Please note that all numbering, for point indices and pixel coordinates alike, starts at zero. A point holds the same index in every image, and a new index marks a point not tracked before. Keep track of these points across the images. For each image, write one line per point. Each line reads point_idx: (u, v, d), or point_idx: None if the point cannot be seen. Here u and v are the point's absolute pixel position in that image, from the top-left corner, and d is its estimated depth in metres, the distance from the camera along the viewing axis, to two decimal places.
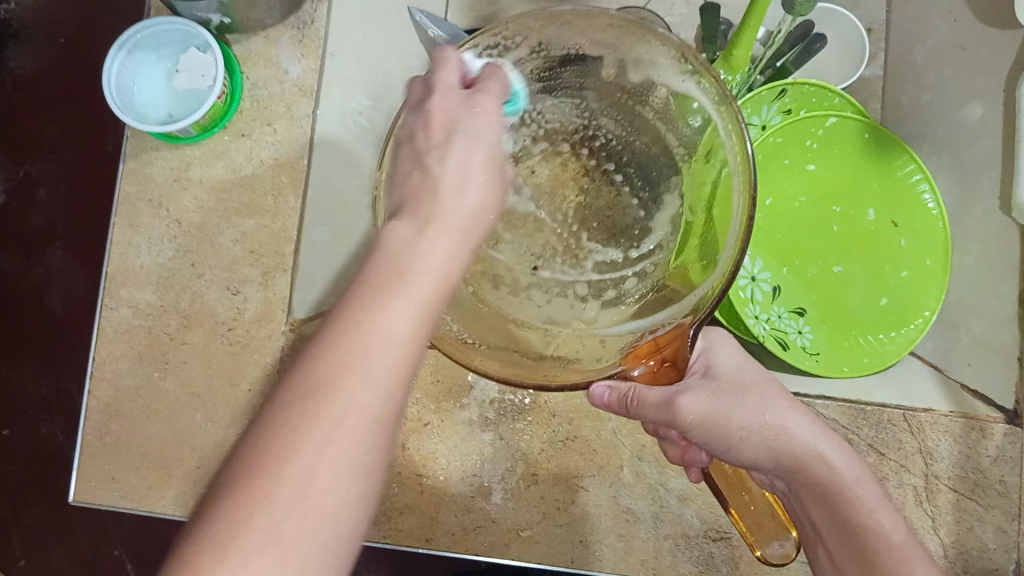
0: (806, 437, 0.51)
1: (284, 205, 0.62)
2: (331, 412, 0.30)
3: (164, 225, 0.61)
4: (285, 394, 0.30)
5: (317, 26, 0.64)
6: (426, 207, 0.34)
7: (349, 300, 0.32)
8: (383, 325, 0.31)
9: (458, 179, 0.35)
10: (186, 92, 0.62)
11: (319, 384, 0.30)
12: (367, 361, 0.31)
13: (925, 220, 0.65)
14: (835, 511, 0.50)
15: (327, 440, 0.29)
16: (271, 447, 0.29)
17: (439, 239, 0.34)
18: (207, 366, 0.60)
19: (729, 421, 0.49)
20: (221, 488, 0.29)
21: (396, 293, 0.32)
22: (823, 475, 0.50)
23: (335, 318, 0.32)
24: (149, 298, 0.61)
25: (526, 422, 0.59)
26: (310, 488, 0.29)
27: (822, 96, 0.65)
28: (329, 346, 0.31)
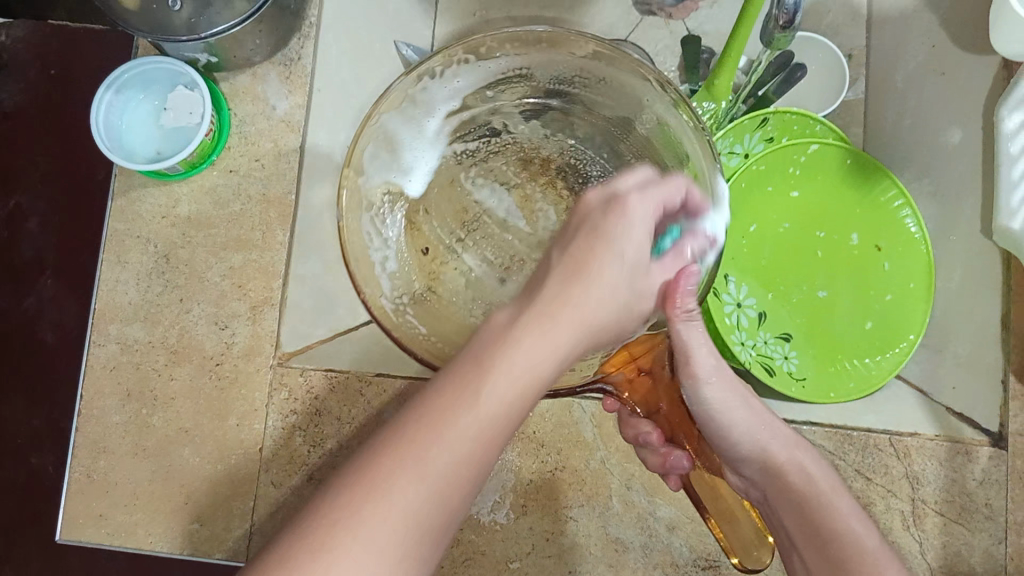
0: (789, 451, 0.50)
1: (272, 240, 0.62)
2: (462, 427, 0.34)
3: (152, 261, 0.62)
4: (428, 400, 0.35)
5: (304, 63, 0.65)
6: (532, 297, 0.38)
7: (454, 376, 0.35)
8: (471, 412, 0.34)
9: (568, 267, 0.38)
10: (176, 129, 0.62)
11: (460, 396, 0.34)
12: (509, 377, 0.35)
13: (907, 244, 0.65)
14: (812, 520, 0.48)
15: (449, 444, 0.34)
16: (365, 478, 0.33)
17: (541, 330, 0.36)
18: (196, 401, 0.60)
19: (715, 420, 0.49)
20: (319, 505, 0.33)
21: (529, 334, 0.36)
22: (801, 483, 0.49)
23: (444, 385, 0.35)
24: (138, 334, 0.61)
25: (515, 452, 0.60)
26: (379, 535, 0.32)
27: (805, 123, 0.66)
28: (475, 369, 0.35)
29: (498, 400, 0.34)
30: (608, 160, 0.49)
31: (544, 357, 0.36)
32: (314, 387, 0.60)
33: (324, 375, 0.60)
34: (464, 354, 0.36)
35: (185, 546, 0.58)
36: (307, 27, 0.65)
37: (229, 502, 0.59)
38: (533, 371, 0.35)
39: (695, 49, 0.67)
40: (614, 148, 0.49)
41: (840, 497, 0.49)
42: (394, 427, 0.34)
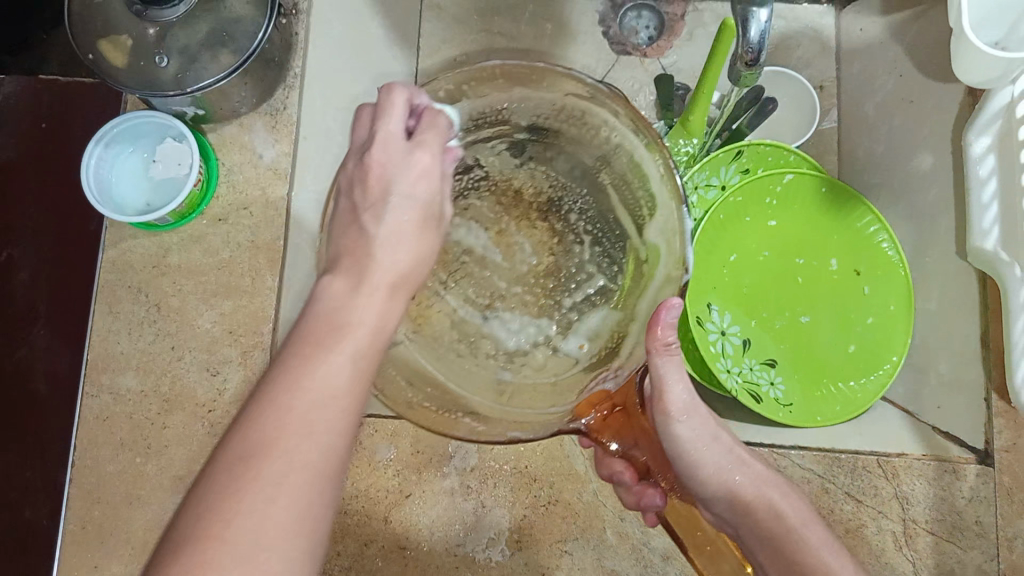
0: (755, 489, 0.51)
1: (262, 285, 0.63)
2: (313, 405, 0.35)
3: (143, 310, 0.63)
4: (281, 372, 0.36)
5: (290, 112, 0.66)
6: (352, 266, 0.40)
7: (305, 339, 0.37)
8: (338, 362, 0.37)
9: (387, 237, 0.40)
10: (166, 181, 0.64)
11: (312, 358, 0.37)
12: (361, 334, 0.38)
13: (885, 267, 0.67)
14: (782, 552, 0.49)
15: (317, 408, 0.35)
16: (255, 440, 0.34)
17: (365, 293, 0.39)
18: (189, 447, 0.60)
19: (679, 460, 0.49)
20: (211, 473, 0.34)
21: (368, 294, 0.39)
22: (772, 520, 0.51)
23: (298, 351, 0.37)
24: (130, 383, 0.62)
25: (508, 487, 0.60)
26: (279, 492, 0.33)
27: (779, 154, 0.68)
28: (319, 340, 0.37)
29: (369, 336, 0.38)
30: (590, 198, 0.48)
31: (388, 312, 0.39)
32: None
33: None
34: (305, 327, 0.38)
35: None
36: (292, 78, 0.67)
37: None
38: (399, 268, 0.40)
39: (669, 87, 0.69)
40: (596, 181, 0.48)
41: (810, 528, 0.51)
42: (255, 404, 0.35)
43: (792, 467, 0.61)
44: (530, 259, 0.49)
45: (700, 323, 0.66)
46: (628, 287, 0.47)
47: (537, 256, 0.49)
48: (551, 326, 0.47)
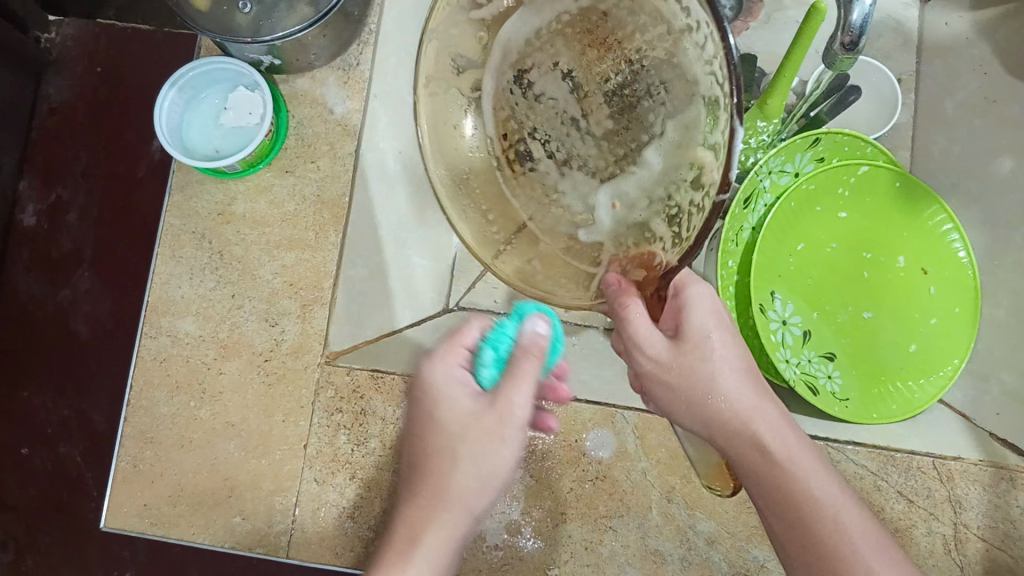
0: (733, 386, 0.46)
1: (324, 241, 0.63)
2: (444, 520, 0.39)
3: (206, 256, 0.63)
4: None
5: (362, 68, 0.66)
6: (411, 522, 0.39)
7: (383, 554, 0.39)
8: (430, 547, 0.38)
9: (413, 528, 0.39)
10: (235, 129, 0.63)
11: (423, 520, 0.39)
12: (465, 490, 0.39)
13: (953, 269, 0.66)
14: (756, 462, 0.46)
15: (440, 549, 0.38)
16: None
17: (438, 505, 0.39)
18: (244, 396, 0.61)
19: (687, 372, 0.46)
20: None
21: (467, 450, 0.39)
22: (748, 432, 0.46)
23: (400, 531, 0.39)
24: (189, 328, 0.62)
25: (555, 461, 0.60)
26: None
27: (857, 144, 0.66)
28: (436, 475, 0.40)
29: (495, 463, 0.39)
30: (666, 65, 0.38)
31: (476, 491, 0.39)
32: (359, 385, 0.61)
33: (370, 376, 0.61)
34: (392, 544, 0.39)
35: (226, 539, 0.59)
36: (366, 35, 0.66)
37: (271, 497, 0.59)
38: (482, 478, 0.39)
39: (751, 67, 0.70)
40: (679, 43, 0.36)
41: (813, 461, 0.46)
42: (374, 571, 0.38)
43: (845, 462, 0.61)
44: (606, 121, 0.42)
45: (763, 311, 0.65)
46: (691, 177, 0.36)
47: (612, 117, 0.42)
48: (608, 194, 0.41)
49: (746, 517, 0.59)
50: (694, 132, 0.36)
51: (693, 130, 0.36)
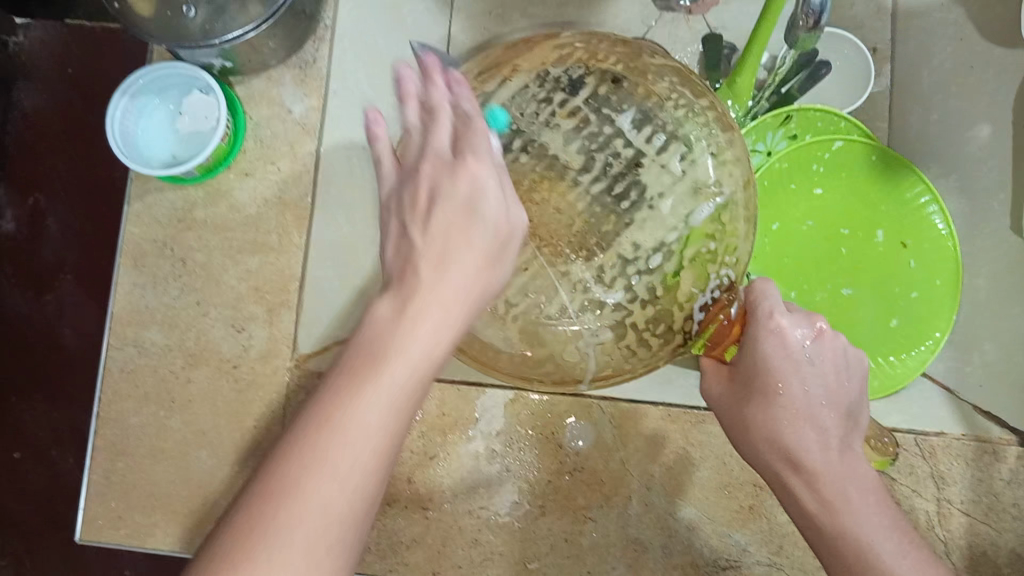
0: (803, 397, 0.48)
1: (289, 243, 0.62)
2: (353, 439, 0.33)
3: (169, 264, 0.62)
4: (319, 403, 0.34)
5: (320, 66, 0.65)
6: (410, 280, 0.35)
7: (330, 392, 0.34)
8: (395, 362, 0.34)
9: (394, 306, 0.35)
10: (191, 133, 0.62)
11: (309, 451, 0.33)
12: (381, 401, 0.34)
13: (933, 241, 0.65)
14: (797, 474, 0.48)
15: (336, 477, 0.33)
16: (314, 442, 0.33)
17: (428, 313, 0.35)
18: (213, 404, 0.60)
19: (766, 395, 0.48)
20: (299, 425, 0.34)
21: (379, 369, 0.34)
22: (791, 445, 0.47)
23: (333, 389, 0.34)
24: (155, 337, 0.61)
25: (533, 455, 0.59)
26: (326, 497, 0.32)
27: (828, 120, 0.66)
28: (352, 380, 0.34)
29: (420, 358, 0.34)
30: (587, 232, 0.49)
31: (442, 328, 0.35)
32: None
33: None
34: (337, 373, 0.34)
35: (203, 548, 0.58)
36: (322, 32, 0.66)
37: None
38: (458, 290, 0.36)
39: (716, 47, 0.70)
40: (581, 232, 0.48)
41: (847, 474, 0.47)
42: (304, 426, 0.33)
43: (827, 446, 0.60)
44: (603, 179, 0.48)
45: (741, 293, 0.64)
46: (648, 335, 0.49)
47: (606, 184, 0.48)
48: (672, 191, 0.48)
49: (728, 501, 0.58)
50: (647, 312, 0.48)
51: (639, 302, 0.48)
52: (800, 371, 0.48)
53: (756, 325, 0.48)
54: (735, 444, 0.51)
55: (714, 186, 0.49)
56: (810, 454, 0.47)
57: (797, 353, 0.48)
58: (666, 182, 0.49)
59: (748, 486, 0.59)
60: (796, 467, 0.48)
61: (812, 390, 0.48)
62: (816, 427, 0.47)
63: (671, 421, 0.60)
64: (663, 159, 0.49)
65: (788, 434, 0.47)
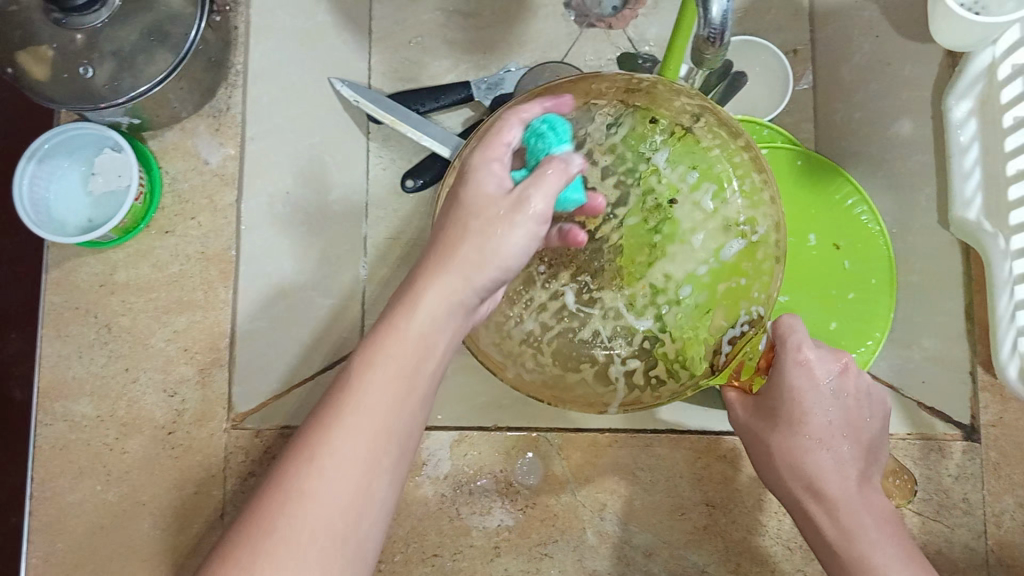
0: (824, 428, 0.53)
1: (215, 298, 0.60)
2: (342, 439, 0.37)
3: (94, 332, 0.60)
4: (312, 425, 0.38)
5: (234, 112, 0.63)
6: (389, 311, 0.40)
7: (321, 412, 0.39)
8: (375, 383, 0.39)
9: (388, 329, 0.39)
10: (105, 194, 0.60)
11: (303, 470, 0.37)
12: (441, 302, 0.40)
13: (865, 239, 0.65)
14: (817, 501, 0.52)
15: (332, 475, 0.37)
16: (305, 448, 0.37)
17: (407, 325, 0.40)
18: (151, 472, 0.59)
19: (792, 427, 0.53)
20: (298, 441, 0.38)
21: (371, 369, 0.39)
22: (812, 473, 0.52)
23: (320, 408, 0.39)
24: (85, 409, 0.59)
25: (483, 494, 0.59)
26: (324, 502, 0.36)
27: (753, 129, 0.65)
28: (339, 397, 0.38)
29: (411, 349, 0.39)
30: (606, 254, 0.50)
31: (423, 343, 0.40)
32: (270, 446, 0.59)
33: (280, 434, 0.59)
34: (322, 401, 0.39)
35: None
36: (233, 77, 0.63)
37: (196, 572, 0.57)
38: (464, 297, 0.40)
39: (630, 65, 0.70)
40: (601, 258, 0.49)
41: (864, 506, 0.51)
42: (296, 443, 0.38)
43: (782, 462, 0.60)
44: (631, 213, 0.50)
45: None
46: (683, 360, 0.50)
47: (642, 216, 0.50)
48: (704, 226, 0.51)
49: (682, 523, 0.58)
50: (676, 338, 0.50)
51: (670, 329, 0.50)
52: (821, 402, 0.53)
53: (784, 358, 0.53)
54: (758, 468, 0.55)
55: (745, 221, 0.51)
56: (829, 482, 0.52)
57: (822, 386, 0.53)
58: (698, 217, 0.51)
59: (701, 505, 0.58)
60: (818, 495, 0.52)
61: (833, 420, 0.53)
62: (834, 458, 0.53)
63: (618, 445, 0.60)
64: (701, 192, 0.51)
65: (812, 463, 0.52)
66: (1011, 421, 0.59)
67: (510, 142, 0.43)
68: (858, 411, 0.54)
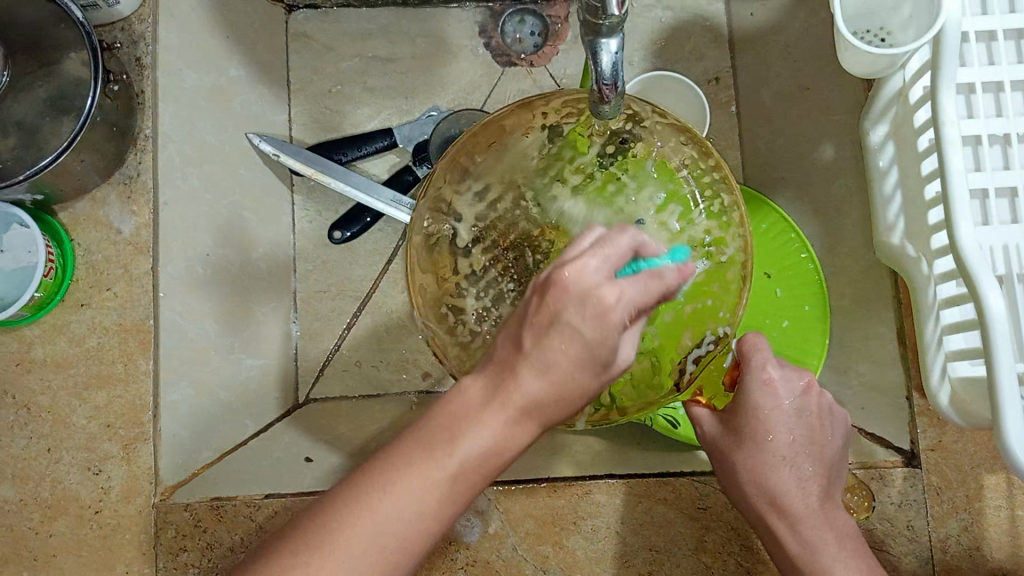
0: (789, 447, 0.56)
1: (135, 370, 0.58)
2: (463, 459, 0.38)
3: (12, 412, 0.58)
4: (383, 462, 0.39)
5: (144, 178, 0.60)
6: (492, 370, 0.39)
7: (393, 451, 0.39)
8: (459, 448, 0.38)
9: (489, 390, 0.38)
10: (15, 271, 0.58)
11: (361, 502, 0.38)
12: (568, 352, 0.37)
13: (795, 266, 0.66)
14: (781, 516, 0.55)
15: (387, 513, 0.38)
16: (367, 482, 0.38)
17: (504, 404, 0.38)
18: (79, 554, 0.57)
19: (759, 445, 0.56)
20: (365, 470, 0.39)
21: (502, 405, 0.38)
22: (775, 486, 0.55)
23: (392, 445, 0.39)
24: (7, 493, 0.57)
25: (423, 554, 0.57)
26: (379, 533, 0.38)
27: None
28: (424, 440, 0.39)
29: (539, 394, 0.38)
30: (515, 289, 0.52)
31: (509, 430, 0.38)
32: (200, 519, 0.57)
33: (210, 505, 0.58)
34: (401, 443, 0.39)
35: None
36: (142, 141, 0.60)
37: None
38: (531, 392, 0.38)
39: None
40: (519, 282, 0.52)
41: (825, 521, 0.54)
42: (363, 473, 0.39)
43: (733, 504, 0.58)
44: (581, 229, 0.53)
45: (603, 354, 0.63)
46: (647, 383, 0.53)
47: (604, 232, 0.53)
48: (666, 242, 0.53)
49: (624, 570, 0.57)
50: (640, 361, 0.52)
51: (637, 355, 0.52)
52: (784, 421, 0.57)
53: (751, 374, 0.57)
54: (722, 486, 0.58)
55: (711, 241, 0.54)
56: (793, 499, 0.55)
57: (787, 406, 0.57)
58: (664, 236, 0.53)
59: (643, 551, 0.57)
60: (781, 511, 0.55)
61: (797, 438, 0.57)
62: (797, 476, 0.56)
63: (557, 495, 0.58)
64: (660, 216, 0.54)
65: (774, 477, 0.56)
66: (951, 443, 0.58)
67: (621, 249, 0.38)
68: (824, 432, 0.57)
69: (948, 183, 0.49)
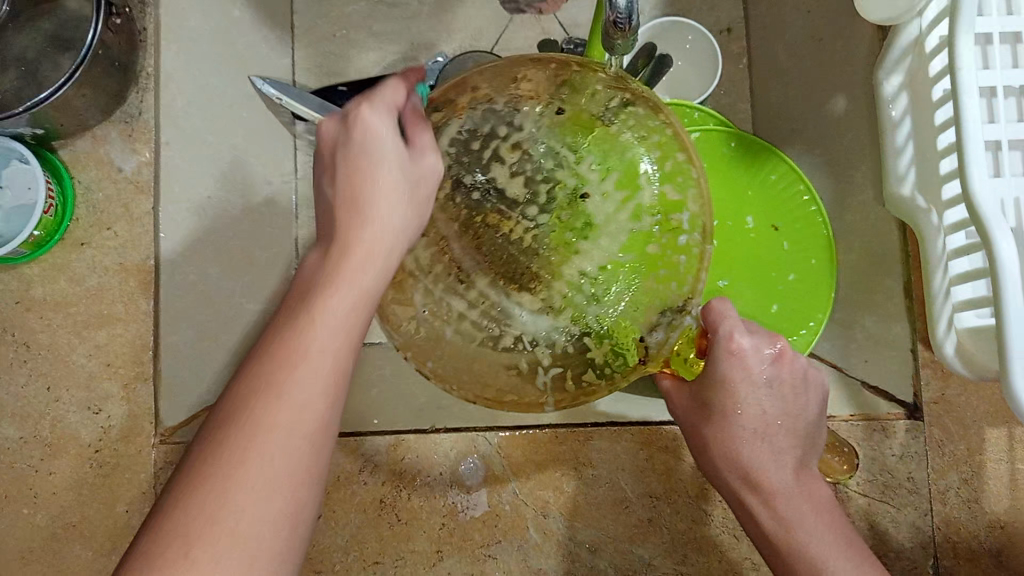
0: (762, 421, 0.51)
1: (136, 310, 0.59)
2: (277, 462, 0.37)
3: (11, 350, 0.57)
4: (185, 488, 0.36)
5: (145, 118, 0.61)
6: (270, 371, 0.38)
7: (188, 479, 0.36)
8: (262, 456, 0.37)
9: (262, 384, 0.38)
10: (14, 207, 0.57)
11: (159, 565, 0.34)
12: (345, 302, 0.40)
13: (803, 219, 0.66)
14: (758, 492, 0.51)
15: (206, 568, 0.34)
16: (193, 507, 0.35)
17: (288, 388, 0.38)
18: (79, 493, 0.56)
19: (725, 419, 0.51)
20: (179, 485, 0.36)
21: (343, 263, 0.41)
22: (748, 463, 0.51)
23: (190, 470, 0.37)
24: (7, 431, 0.56)
25: (425, 498, 0.57)
26: None
27: (683, 112, 0.68)
28: (227, 454, 0.36)
29: (353, 301, 0.41)
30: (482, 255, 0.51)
31: (292, 448, 0.37)
32: None
33: None
34: (205, 453, 0.37)
35: None
36: (145, 78, 0.61)
37: None
38: (352, 337, 0.40)
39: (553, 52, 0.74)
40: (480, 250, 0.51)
41: (803, 495, 0.51)
42: (187, 489, 0.36)
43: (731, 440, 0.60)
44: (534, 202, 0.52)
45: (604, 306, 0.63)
46: (611, 354, 0.50)
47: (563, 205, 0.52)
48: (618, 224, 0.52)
49: (625, 517, 0.57)
50: (599, 332, 0.50)
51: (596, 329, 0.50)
52: (757, 394, 0.50)
53: (721, 346, 0.50)
54: (698, 459, 0.54)
55: (662, 209, 0.52)
56: (768, 476, 0.51)
57: (757, 377, 0.50)
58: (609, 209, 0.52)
59: (644, 499, 0.58)
60: (754, 486, 0.51)
61: (769, 410, 0.51)
62: (771, 449, 0.51)
63: (560, 441, 0.59)
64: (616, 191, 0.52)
65: (746, 451, 0.51)
66: (954, 398, 0.58)
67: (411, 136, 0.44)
68: (802, 402, 0.52)
69: (962, 128, 0.48)
